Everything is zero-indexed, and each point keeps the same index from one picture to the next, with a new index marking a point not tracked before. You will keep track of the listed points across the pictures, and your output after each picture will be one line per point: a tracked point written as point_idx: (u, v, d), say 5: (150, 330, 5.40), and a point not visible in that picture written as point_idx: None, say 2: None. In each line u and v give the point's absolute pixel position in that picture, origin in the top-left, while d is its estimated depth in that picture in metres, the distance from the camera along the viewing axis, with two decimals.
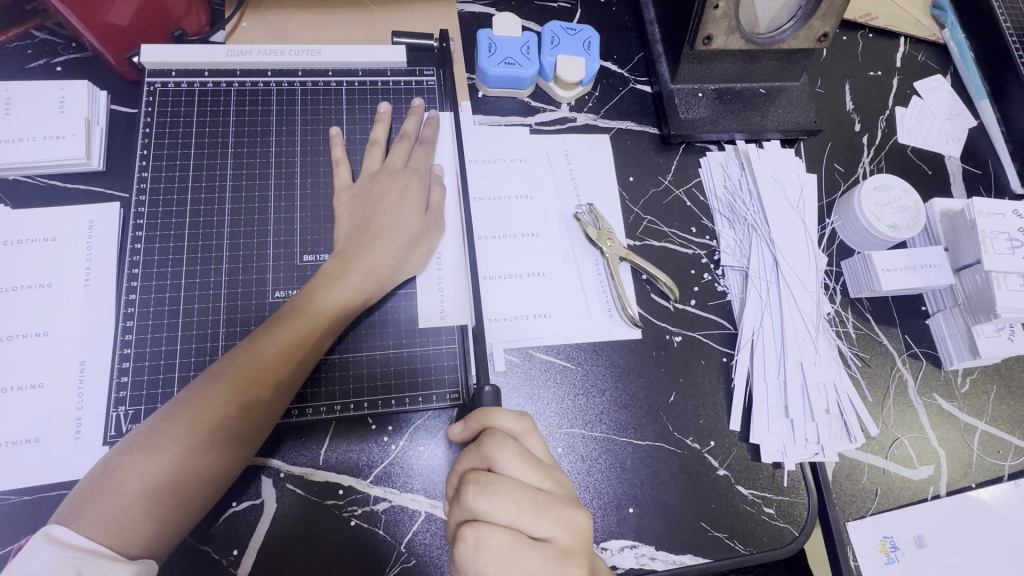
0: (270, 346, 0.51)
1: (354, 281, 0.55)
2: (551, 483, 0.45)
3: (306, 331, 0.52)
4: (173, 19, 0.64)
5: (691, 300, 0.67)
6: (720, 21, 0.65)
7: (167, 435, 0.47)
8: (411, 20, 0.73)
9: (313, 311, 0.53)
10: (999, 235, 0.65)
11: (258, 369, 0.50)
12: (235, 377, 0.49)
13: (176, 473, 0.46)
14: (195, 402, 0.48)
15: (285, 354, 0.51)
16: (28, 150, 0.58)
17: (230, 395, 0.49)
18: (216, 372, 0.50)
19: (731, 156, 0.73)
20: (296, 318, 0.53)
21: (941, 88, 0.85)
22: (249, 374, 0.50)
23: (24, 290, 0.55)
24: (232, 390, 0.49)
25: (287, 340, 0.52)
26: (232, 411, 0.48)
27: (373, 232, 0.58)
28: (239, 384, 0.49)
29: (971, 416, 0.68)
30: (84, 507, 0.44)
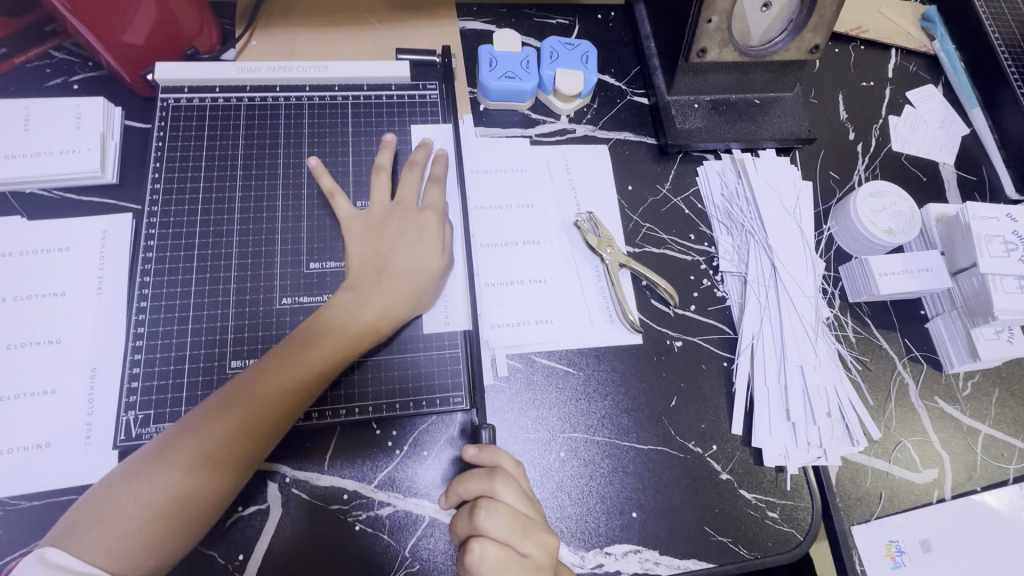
0: (280, 375, 0.52)
1: (363, 314, 0.56)
2: (539, 512, 0.51)
3: (314, 361, 0.53)
4: (186, 38, 0.67)
5: (691, 306, 0.68)
6: (714, 34, 0.67)
7: (172, 460, 0.48)
8: (415, 37, 0.75)
9: (324, 339, 0.54)
10: (994, 239, 0.66)
11: (265, 397, 0.51)
12: (243, 406, 0.50)
13: (177, 498, 0.47)
14: (201, 426, 0.49)
15: (294, 383, 0.52)
16: (45, 163, 0.60)
17: (236, 421, 0.50)
18: (225, 397, 0.51)
19: (727, 164, 0.75)
20: (305, 346, 0.53)
21: (933, 97, 0.86)
22: (256, 403, 0.50)
23: (39, 298, 0.57)
24: (241, 418, 0.50)
25: (297, 368, 0.52)
26: (237, 437, 0.49)
27: (388, 270, 0.58)
28: (247, 412, 0.50)
29: (974, 419, 0.68)
30: (85, 524, 0.45)
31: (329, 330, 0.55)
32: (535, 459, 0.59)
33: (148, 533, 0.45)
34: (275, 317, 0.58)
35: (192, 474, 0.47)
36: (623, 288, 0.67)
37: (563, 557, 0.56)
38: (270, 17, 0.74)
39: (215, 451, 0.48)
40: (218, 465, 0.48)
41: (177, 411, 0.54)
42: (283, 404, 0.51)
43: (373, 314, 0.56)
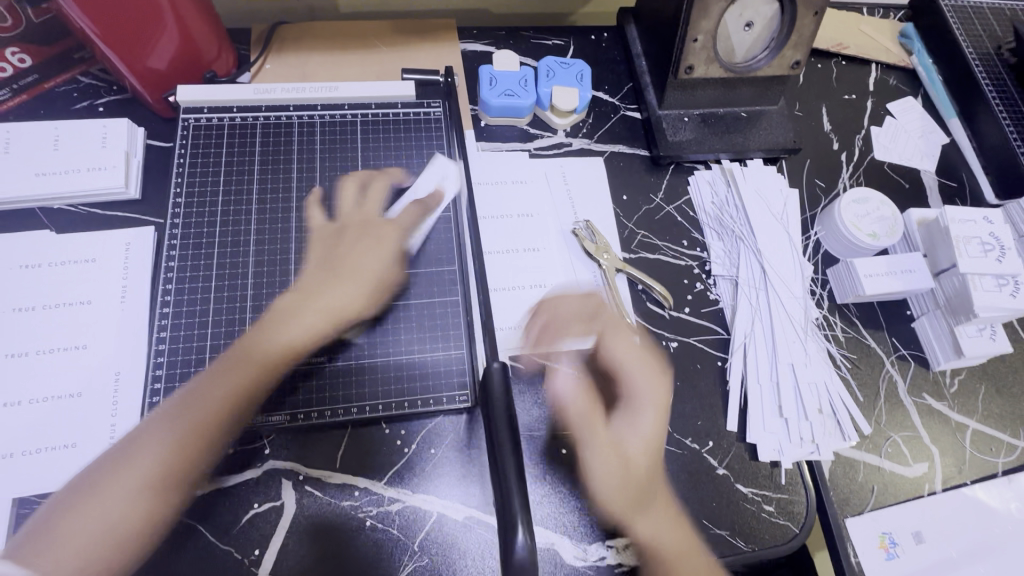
0: (220, 392, 0.55)
1: (283, 330, 0.58)
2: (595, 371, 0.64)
3: (235, 377, 0.56)
4: (206, 62, 0.71)
5: (685, 308, 0.71)
6: (700, 53, 0.71)
7: (135, 480, 0.51)
8: (419, 59, 0.80)
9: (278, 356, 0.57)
10: (971, 240, 0.69)
11: (196, 415, 0.54)
12: (184, 424, 0.54)
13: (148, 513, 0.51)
14: (171, 445, 0.53)
15: (242, 400, 0.55)
16: (74, 181, 0.64)
17: (171, 438, 0.53)
18: (160, 417, 0.54)
19: (717, 174, 0.78)
20: (248, 367, 0.56)
21: (913, 109, 0.90)
22: (193, 420, 0.54)
23: (67, 307, 0.60)
24: (196, 436, 0.53)
25: (241, 387, 0.56)
26: (171, 454, 0.52)
27: (326, 283, 0.60)
28: (184, 430, 0.53)
29: (962, 415, 0.71)
30: (34, 544, 0.49)
31: (278, 350, 0.57)
32: (538, 455, 0.62)
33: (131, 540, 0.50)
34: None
35: (162, 490, 0.52)
36: (621, 293, 0.70)
37: (566, 551, 0.58)
38: (283, 41, 0.79)
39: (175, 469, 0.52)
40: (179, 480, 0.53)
41: None
42: (221, 422, 0.54)
43: (313, 327, 0.59)
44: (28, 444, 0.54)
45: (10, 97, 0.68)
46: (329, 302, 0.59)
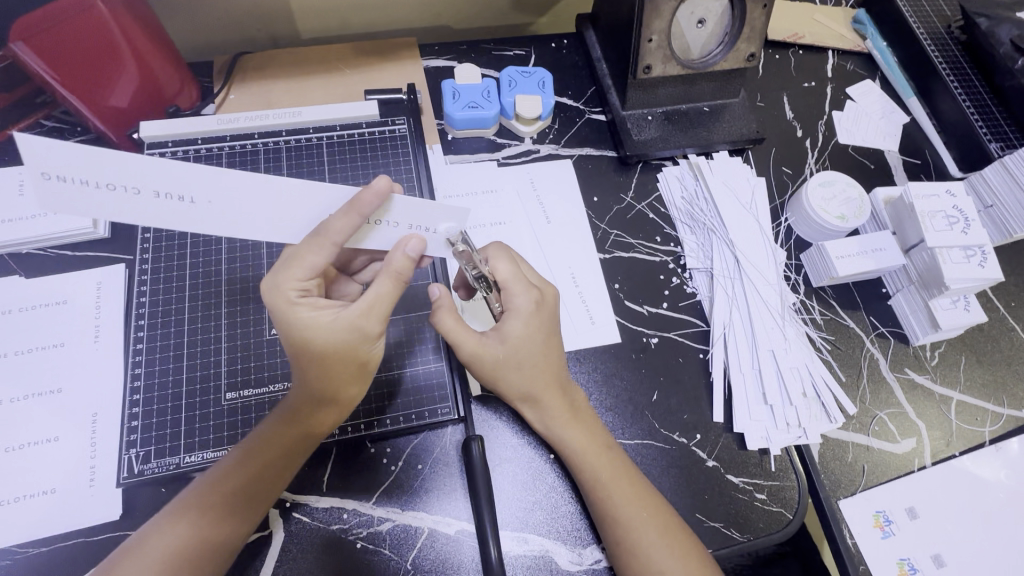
0: (288, 437, 0.53)
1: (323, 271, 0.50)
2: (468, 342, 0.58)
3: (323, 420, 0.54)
4: (168, 98, 0.72)
5: (663, 304, 0.72)
6: (656, 52, 0.72)
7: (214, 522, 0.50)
8: (382, 79, 0.81)
9: (356, 361, 0.52)
10: (936, 215, 0.70)
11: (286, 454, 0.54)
12: (280, 452, 0.53)
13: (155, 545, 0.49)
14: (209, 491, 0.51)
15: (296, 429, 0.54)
16: (42, 224, 0.64)
17: (280, 461, 0.53)
18: (252, 453, 0.53)
19: (685, 169, 0.79)
20: (300, 409, 0.53)
21: (872, 92, 0.92)
22: (281, 457, 0.53)
23: (40, 350, 0.60)
24: (236, 485, 0.52)
25: (272, 425, 0.54)
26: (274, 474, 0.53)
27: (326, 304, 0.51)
28: (282, 451, 0.53)
29: (945, 387, 0.71)
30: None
31: (338, 364, 0.51)
32: (524, 462, 0.62)
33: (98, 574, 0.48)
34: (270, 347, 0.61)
35: (222, 516, 0.51)
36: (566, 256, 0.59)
37: (560, 557, 0.58)
38: (246, 71, 0.79)
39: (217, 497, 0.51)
40: (259, 499, 0.53)
41: (177, 445, 0.56)
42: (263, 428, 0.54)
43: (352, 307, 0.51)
44: (6, 493, 0.54)
45: None
46: (313, 257, 0.48)
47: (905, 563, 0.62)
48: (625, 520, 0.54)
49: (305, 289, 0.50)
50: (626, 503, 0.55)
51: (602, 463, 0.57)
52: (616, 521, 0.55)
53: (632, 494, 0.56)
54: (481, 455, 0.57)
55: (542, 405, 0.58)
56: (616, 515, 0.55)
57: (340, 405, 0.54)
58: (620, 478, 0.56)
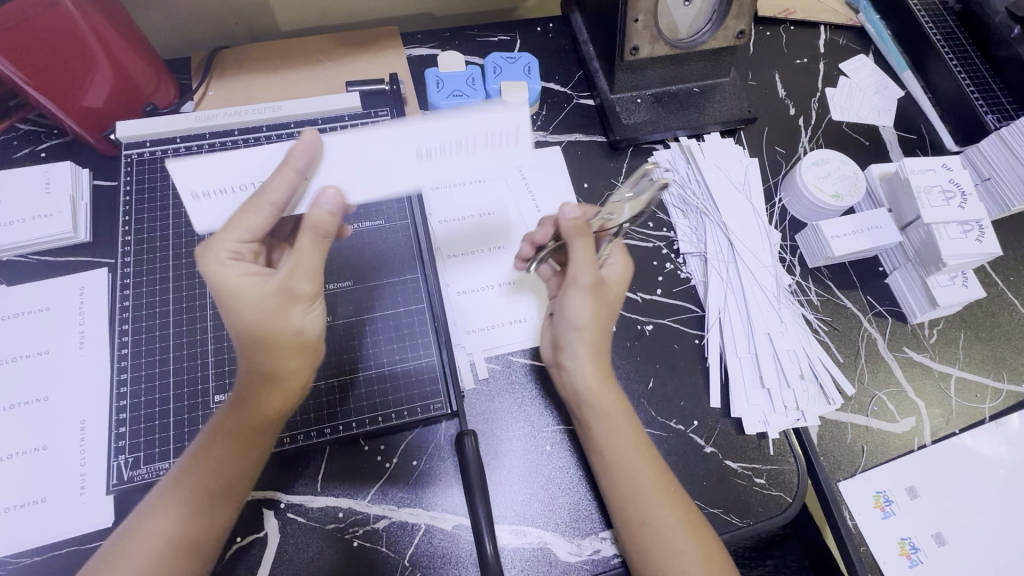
0: (243, 422, 0.52)
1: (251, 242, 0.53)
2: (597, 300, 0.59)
3: (275, 404, 0.53)
4: (144, 96, 0.70)
5: (657, 290, 0.71)
6: (643, 32, 0.70)
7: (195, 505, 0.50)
8: (364, 71, 0.79)
9: (288, 325, 0.53)
10: (933, 190, 0.69)
11: (246, 438, 0.52)
12: (237, 438, 0.52)
13: (141, 537, 0.49)
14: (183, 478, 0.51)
15: (246, 412, 0.52)
16: (19, 230, 0.62)
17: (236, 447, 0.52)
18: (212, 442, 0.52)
19: (676, 152, 0.78)
20: (249, 389, 0.53)
21: (866, 67, 0.90)
22: (239, 441, 0.52)
23: (24, 359, 0.59)
24: (206, 471, 0.51)
25: (222, 415, 0.53)
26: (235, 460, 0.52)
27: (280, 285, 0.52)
28: (238, 437, 0.52)
29: (944, 364, 0.70)
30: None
31: (274, 334, 0.52)
32: (521, 454, 0.61)
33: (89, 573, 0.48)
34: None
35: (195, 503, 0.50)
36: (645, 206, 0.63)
37: (560, 548, 0.57)
38: (224, 67, 0.77)
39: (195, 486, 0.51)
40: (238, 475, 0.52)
41: (166, 451, 0.56)
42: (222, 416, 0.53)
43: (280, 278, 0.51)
44: None
45: None
46: (252, 219, 0.52)
47: (906, 542, 0.61)
48: (638, 500, 0.54)
49: (240, 252, 0.53)
50: (644, 482, 0.54)
51: (628, 443, 0.56)
52: (631, 499, 0.54)
53: (648, 474, 0.55)
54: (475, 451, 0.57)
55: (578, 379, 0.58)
56: (631, 491, 0.54)
57: (286, 387, 0.54)
58: (639, 456, 0.56)
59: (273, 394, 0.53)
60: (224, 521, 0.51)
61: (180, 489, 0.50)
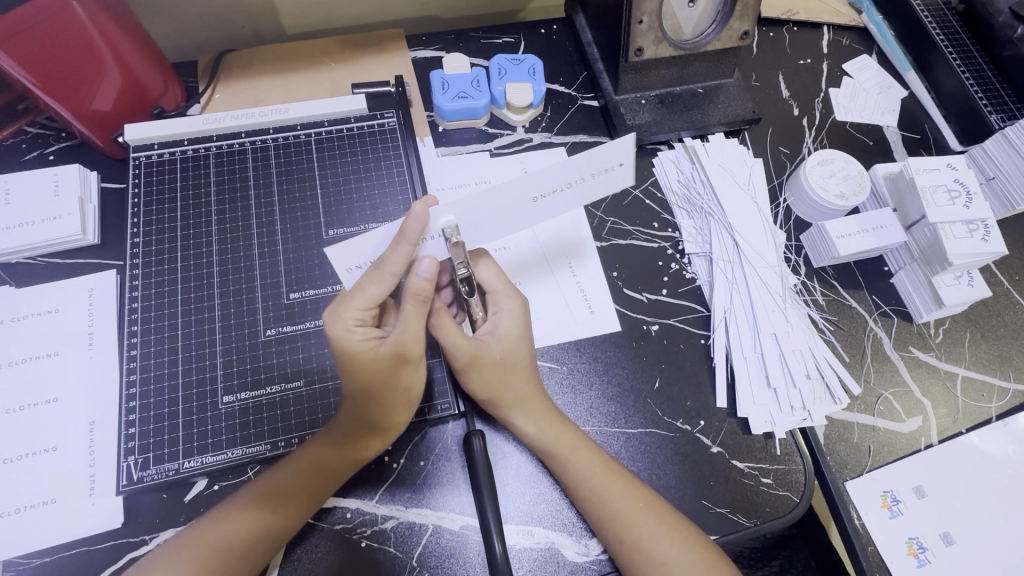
0: (337, 455, 0.54)
1: (372, 298, 0.51)
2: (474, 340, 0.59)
3: (370, 443, 0.54)
4: (152, 98, 0.70)
5: (662, 290, 0.71)
6: (647, 33, 0.71)
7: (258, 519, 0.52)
8: (369, 72, 0.79)
9: (400, 386, 0.54)
10: (938, 189, 0.69)
11: (333, 467, 0.54)
12: (326, 467, 0.54)
13: (194, 541, 0.51)
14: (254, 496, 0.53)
15: (342, 448, 0.54)
16: (28, 233, 0.63)
17: (323, 475, 0.54)
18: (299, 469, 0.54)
19: (681, 153, 0.78)
20: (350, 431, 0.54)
21: (869, 67, 0.90)
22: (327, 471, 0.54)
23: (34, 360, 0.59)
24: (285, 488, 0.53)
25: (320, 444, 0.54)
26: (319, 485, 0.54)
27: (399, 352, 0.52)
28: (328, 467, 0.54)
29: (951, 363, 0.70)
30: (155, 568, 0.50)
31: (388, 394, 0.53)
32: (528, 455, 0.61)
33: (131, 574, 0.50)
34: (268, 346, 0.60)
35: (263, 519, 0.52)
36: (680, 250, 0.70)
37: (567, 548, 0.57)
38: (230, 70, 0.78)
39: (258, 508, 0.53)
40: (312, 497, 0.54)
41: (175, 451, 0.56)
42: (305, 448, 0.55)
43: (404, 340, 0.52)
44: (8, 504, 0.53)
45: None
46: (373, 290, 0.50)
47: (914, 542, 0.61)
48: (620, 517, 0.55)
49: (362, 319, 0.52)
50: (619, 500, 0.55)
51: (592, 464, 0.57)
52: (612, 518, 0.55)
53: (624, 491, 0.56)
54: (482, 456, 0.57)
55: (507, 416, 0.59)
56: (609, 509, 0.55)
57: (387, 432, 0.55)
58: (609, 475, 0.56)
59: (376, 435, 0.55)
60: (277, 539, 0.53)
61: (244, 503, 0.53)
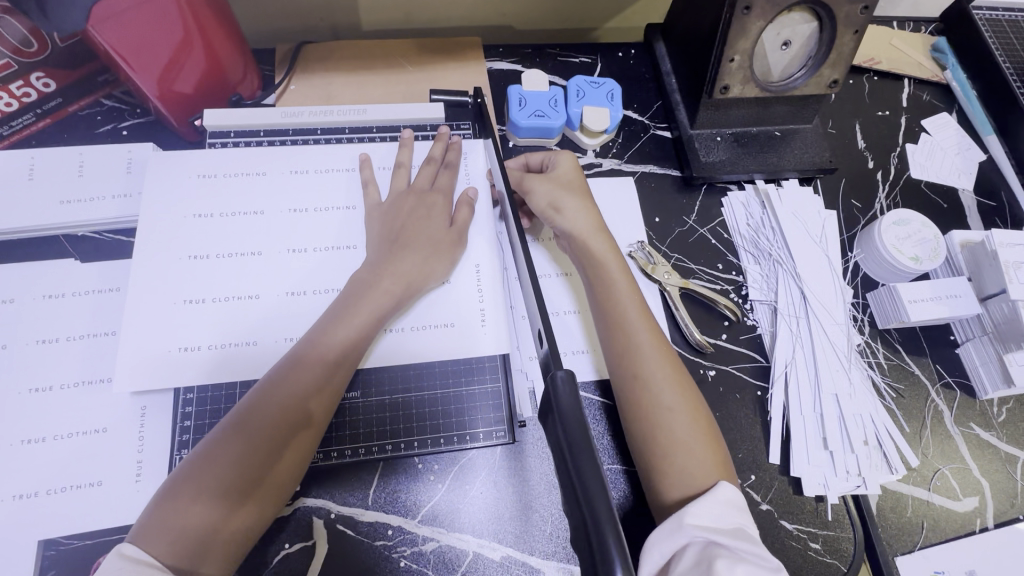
0: (290, 392, 0.53)
1: (386, 287, 0.58)
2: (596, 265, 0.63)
3: (323, 373, 0.54)
4: (231, 86, 0.71)
5: (722, 335, 0.69)
6: (737, 71, 0.69)
7: (209, 458, 0.50)
8: (446, 78, 0.79)
9: (341, 352, 0.55)
10: (1021, 265, 0.67)
11: (304, 383, 0.53)
12: (297, 380, 0.53)
13: (173, 498, 0.48)
14: (210, 446, 0.50)
15: (316, 373, 0.54)
16: (98, 208, 0.63)
17: (304, 392, 0.53)
18: (278, 378, 0.54)
19: (751, 195, 0.77)
20: (310, 362, 0.54)
21: (948, 125, 0.88)
22: (302, 379, 0.53)
23: (94, 337, 0.59)
24: (252, 427, 0.51)
25: (298, 372, 0.54)
26: (296, 420, 0.52)
27: (352, 308, 0.57)
28: (303, 381, 0.53)
29: (1011, 446, 0.68)
30: (151, 519, 0.47)
31: (338, 339, 0.55)
32: None
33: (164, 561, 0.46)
34: (210, 352, 0.56)
35: (238, 461, 0.50)
36: (810, 280, 0.70)
37: None
38: (308, 62, 0.77)
39: (240, 478, 0.50)
40: (282, 447, 0.52)
41: None
42: (347, 355, 0.55)
43: (380, 296, 0.58)
44: (55, 480, 0.53)
45: (34, 121, 0.67)
46: (380, 297, 0.58)
47: None
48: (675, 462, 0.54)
49: (359, 291, 0.58)
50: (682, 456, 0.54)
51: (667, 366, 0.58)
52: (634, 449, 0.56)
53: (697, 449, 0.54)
54: (577, 388, 0.36)
55: (625, 318, 0.60)
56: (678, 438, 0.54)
57: (321, 406, 0.54)
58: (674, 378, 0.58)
59: (326, 376, 0.54)
60: (244, 495, 0.50)
61: (229, 427, 0.51)
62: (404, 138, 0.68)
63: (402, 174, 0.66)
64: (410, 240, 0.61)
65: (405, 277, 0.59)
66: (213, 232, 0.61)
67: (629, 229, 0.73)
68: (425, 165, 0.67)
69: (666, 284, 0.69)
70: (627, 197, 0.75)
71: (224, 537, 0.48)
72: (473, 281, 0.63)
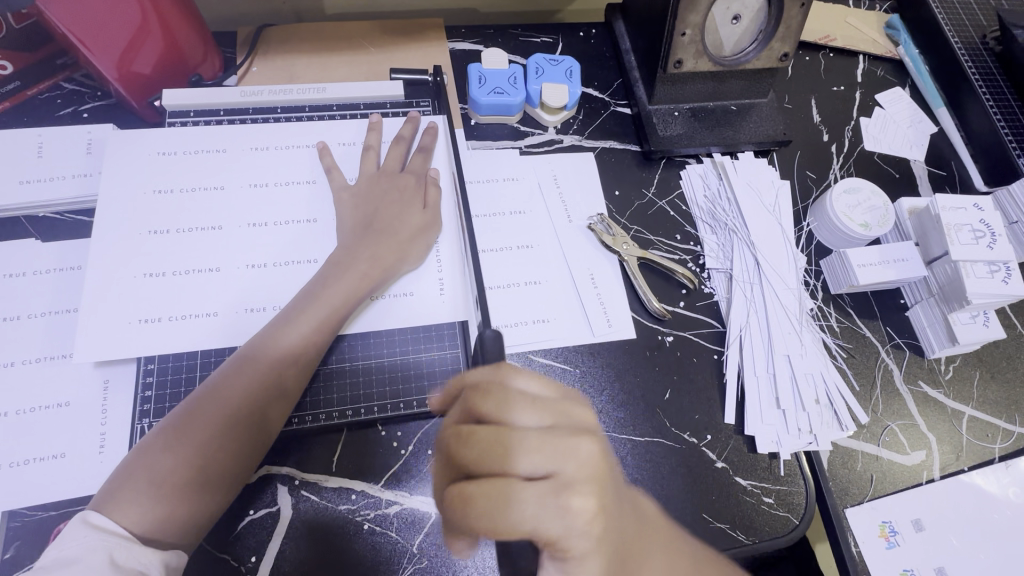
0: (261, 373, 0.54)
1: (358, 269, 0.59)
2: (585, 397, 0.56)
3: (296, 354, 0.55)
4: (191, 66, 0.71)
5: (680, 303, 0.71)
6: (689, 46, 0.71)
7: (188, 439, 0.50)
8: (407, 58, 0.80)
9: (314, 334, 0.56)
10: (963, 228, 0.69)
11: (278, 363, 0.54)
12: (270, 359, 0.54)
13: (142, 473, 0.48)
14: (181, 423, 0.51)
15: (290, 354, 0.55)
16: (58, 188, 0.64)
17: (278, 372, 0.54)
18: (251, 359, 0.54)
19: (709, 168, 0.78)
20: (283, 344, 0.55)
21: (901, 99, 0.91)
22: (275, 358, 0.54)
23: (55, 315, 0.59)
24: (224, 406, 0.52)
25: (272, 355, 0.54)
26: (268, 399, 0.53)
27: (322, 289, 0.58)
28: (276, 361, 0.54)
29: (958, 402, 0.71)
30: (117, 493, 0.48)
31: (309, 321, 0.56)
32: None
33: (143, 539, 0.47)
34: (171, 326, 0.57)
35: (210, 439, 0.50)
36: (763, 247, 0.72)
37: None
38: (270, 44, 0.78)
39: (214, 458, 0.50)
40: (254, 425, 0.52)
41: None
42: (320, 336, 0.56)
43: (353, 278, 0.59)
44: (16, 455, 0.53)
45: None
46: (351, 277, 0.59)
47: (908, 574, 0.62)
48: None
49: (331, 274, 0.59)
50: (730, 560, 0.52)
51: None
52: None
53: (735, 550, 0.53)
54: None
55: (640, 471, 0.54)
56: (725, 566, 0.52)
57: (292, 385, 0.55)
58: None
59: (298, 357, 0.55)
60: (217, 472, 0.50)
61: (199, 405, 0.52)
62: (373, 121, 0.69)
63: (371, 156, 0.67)
64: (371, 212, 0.63)
65: (362, 248, 0.60)
66: (172, 209, 0.62)
67: (589, 202, 0.75)
68: (392, 144, 0.68)
69: (625, 256, 0.71)
70: (588, 172, 0.77)
71: (197, 512, 0.49)
72: (433, 254, 0.65)
